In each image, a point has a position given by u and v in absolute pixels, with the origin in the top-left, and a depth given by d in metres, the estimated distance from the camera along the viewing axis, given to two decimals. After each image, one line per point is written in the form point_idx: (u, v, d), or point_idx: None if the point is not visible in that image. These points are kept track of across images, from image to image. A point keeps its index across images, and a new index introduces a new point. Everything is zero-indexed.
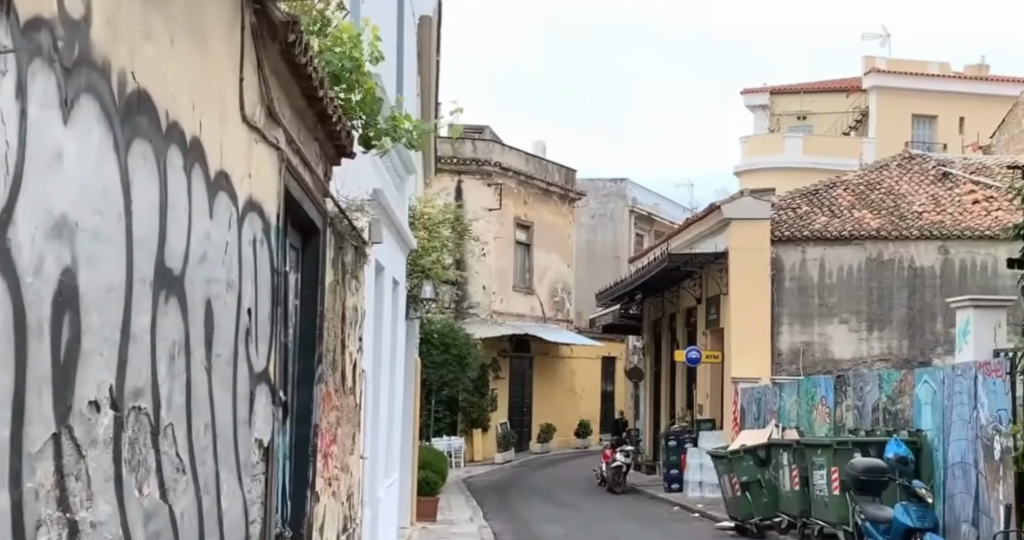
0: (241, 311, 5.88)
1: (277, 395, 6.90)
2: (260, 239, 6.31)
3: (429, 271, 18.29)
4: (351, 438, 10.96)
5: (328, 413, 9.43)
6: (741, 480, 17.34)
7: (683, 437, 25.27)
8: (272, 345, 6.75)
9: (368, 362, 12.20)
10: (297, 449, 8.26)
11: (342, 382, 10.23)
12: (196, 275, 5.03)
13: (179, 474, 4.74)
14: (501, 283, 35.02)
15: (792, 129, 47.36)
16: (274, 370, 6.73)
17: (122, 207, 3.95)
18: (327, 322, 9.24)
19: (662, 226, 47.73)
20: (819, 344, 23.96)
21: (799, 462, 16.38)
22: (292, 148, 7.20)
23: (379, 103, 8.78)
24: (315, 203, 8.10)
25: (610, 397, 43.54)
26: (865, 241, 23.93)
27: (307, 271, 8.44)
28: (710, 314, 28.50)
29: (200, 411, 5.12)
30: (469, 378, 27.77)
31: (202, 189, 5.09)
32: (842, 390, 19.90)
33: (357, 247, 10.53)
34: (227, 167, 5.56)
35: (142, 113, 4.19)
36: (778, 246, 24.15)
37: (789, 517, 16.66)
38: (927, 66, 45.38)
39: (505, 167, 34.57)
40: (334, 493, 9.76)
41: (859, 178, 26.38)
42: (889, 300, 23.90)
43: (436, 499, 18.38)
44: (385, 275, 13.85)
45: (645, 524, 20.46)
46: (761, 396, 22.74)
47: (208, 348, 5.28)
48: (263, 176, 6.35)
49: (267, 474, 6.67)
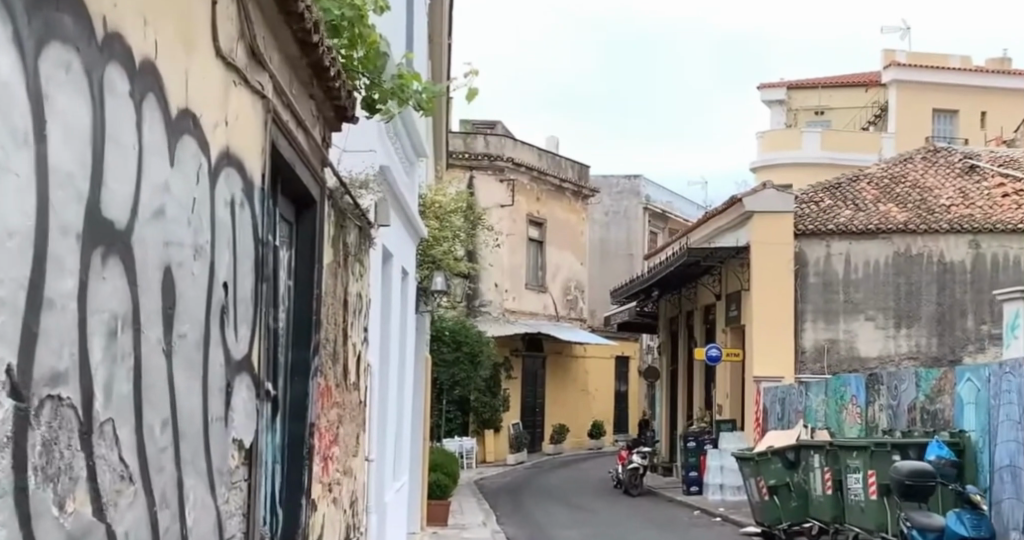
0: (213, 282, 4.89)
1: (262, 388, 5.87)
2: (239, 201, 5.32)
3: (440, 262, 17.39)
4: (355, 438, 9.95)
5: (328, 411, 8.44)
6: (768, 484, 16.21)
7: (702, 439, 24.18)
8: (258, 326, 5.76)
9: (374, 356, 11.14)
10: (290, 449, 7.25)
11: (342, 376, 9.17)
12: (149, 229, 4.00)
13: (124, 484, 3.73)
14: (513, 281, 34.07)
15: (809, 124, 46.33)
16: (257, 358, 5.71)
17: (29, 130, 3.00)
18: (325, 306, 8.20)
19: (676, 224, 46.69)
20: (845, 342, 22.86)
21: (831, 465, 15.31)
22: (282, 100, 6.17)
23: (384, 58, 7.76)
24: (310, 168, 7.09)
25: (624, 398, 42.48)
26: (892, 235, 22.87)
27: (302, 247, 7.41)
28: (730, 311, 27.49)
29: (156, 410, 4.10)
30: (481, 378, 26.73)
31: (159, 126, 4.08)
32: (874, 390, 18.89)
33: (362, 228, 9.52)
34: (193, 106, 4.54)
35: (64, 7, 3.18)
36: (801, 240, 23.01)
37: (820, 522, 15.59)
38: (948, 58, 43.64)
39: (517, 163, 33.57)
40: (333, 500, 8.72)
41: (882, 171, 25.34)
42: (918, 297, 22.84)
43: (447, 502, 17.34)
44: (393, 264, 12.80)
45: (666, 528, 19.41)
46: (785, 396, 21.68)
47: (168, 328, 4.26)
48: (244, 126, 5.34)
49: (249, 480, 5.67)
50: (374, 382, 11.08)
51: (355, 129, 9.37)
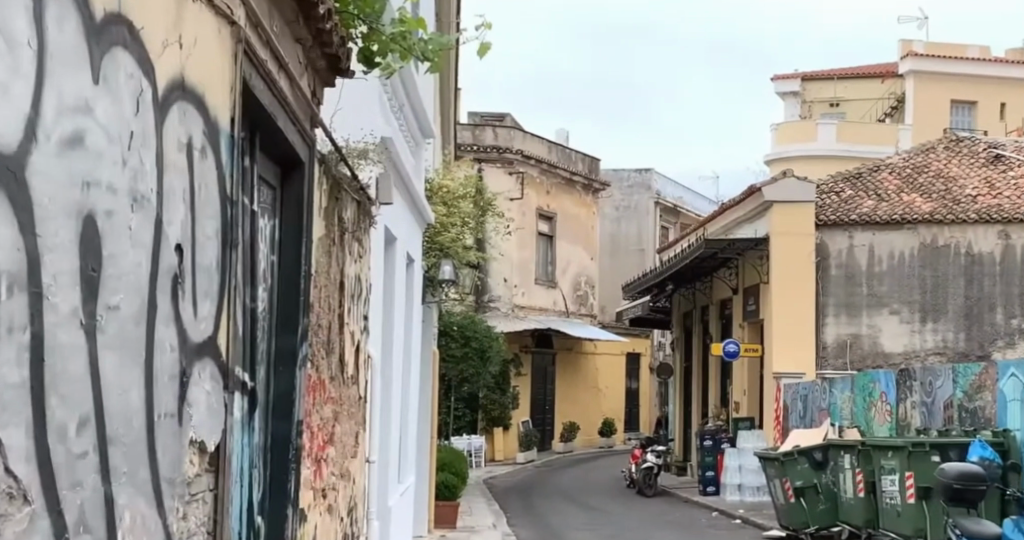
0: (161, 241, 3.86)
1: (231, 380, 4.85)
2: (200, 146, 4.29)
3: (448, 249, 16.44)
4: (355, 438, 8.94)
5: (322, 407, 7.45)
6: (795, 486, 15.09)
7: (719, 438, 22.96)
8: (228, 306, 4.75)
9: (376, 344, 10.08)
10: (274, 453, 6.22)
11: (340, 369, 8.19)
12: (57, 163, 3.02)
13: (10, 502, 2.80)
14: (523, 276, 33.04)
15: (823, 116, 45.22)
16: (223, 341, 4.68)
17: None
18: (317, 286, 7.16)
19: (688, 218, 45.60)
20: (868, 337, 21.78)
21: (863, 465, 14.16)
22: (259, 32, 5.13)
23: (384, 2, 6.69)
24: (298, 126, 6.07)
25: (635, 395, 41.36)
26: (918, 225, 21.79)
27: (288, 219, 6.38)
28: (748, 306, 26.44)
29: (71, 400, 3.10)
30: (491, 373, 25.60)
31: (71, 25, 3.06)
32: (905, 386, 17.85)
33: (359, 202, 8.50)
34: (127, 10, 3.51)
35: None
36: (823, 231, 21.95)
37: (851, 527, 14.48)
38: (967, 49, 42.64)
39: (526, 156, 32.53)
40: (328, 508, 7.74)
41: (902, 161, 24.29)
42: (945, 290, 21.74)
43: (455, 503, 16.29)
44: (395, 247, 11.76)
45: (685, 530, 18.37)
46: (808, 393, 20.59)
47: (91, 296, 3.24)
48: (204, 57, 4.31)
49: (216, 489, 4.66)
50: (376, 373, 10.02)
51: (350, 90, 8.29)
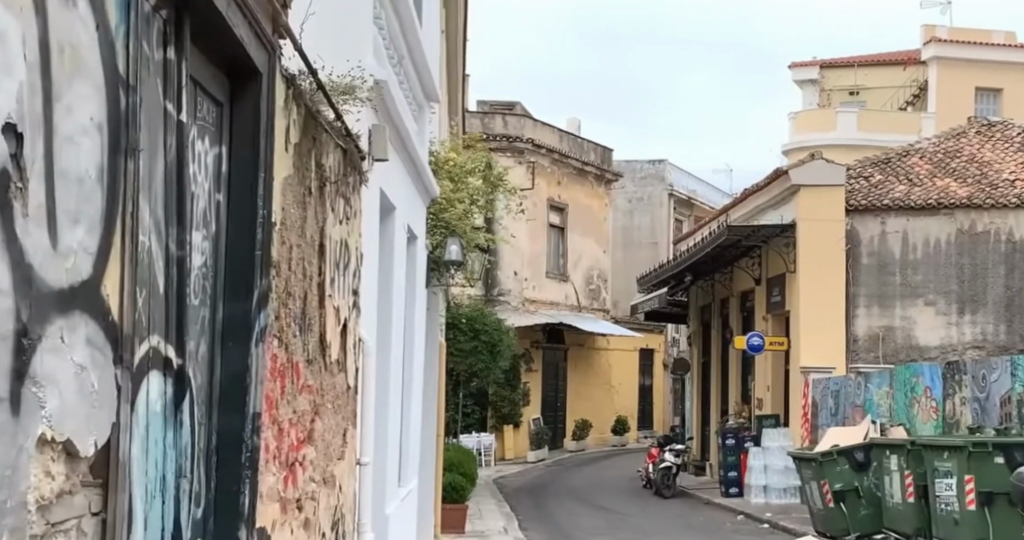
0: None
1: (128, 353, 3.33)
2: None
3: (453, 227, 14.98)
4: (338, 433, 7.36)
5: (295, 396, 5.92)
6: (834, 489, 13.38)
7: (742, 435, 21.26)
8: (124, 234, 3.20)
9: (365, 326, 8.47)
10: (219, 452, 4.70)
11: (321, 350, 6.66)
12: None
13: None
14: (534, 268, 31.47)
15: (842, 105, 43.54)
16: (113, 300, 3.14)
17: None
18: (285, 239, 5.59)
19: (702, 212, 43.94)
20: (902, 329, 20.10)
21: (914, 467, 12.23)
22: None
23: None
24: (249, 18, 4.52)
25: (649, 392, 39.75)
26: (956, 210, 20.11)
27: (239, 150, 4.82)
28: (772, 296, 24.85)
29: None
30: (501, 370, 23.77)
31: None
32: (954, 380, 16.27)
33: (346, 152, 7.03)
34: None
35: None
36: (853, 217, 20.25)
37: (900, 535, 12.70)
38: (992, 35, 40.90)
39: (537, 144, 30.94)
40: (303, 520, 6.20)
41: (933, 145, 22.66)
42: (984, 278, 20.07)
43: (462, 507, 14.74)
44: (391, 219, 10.20)
45: (709, 535, 16.78)
46: (840, 389, 18.96)
47: None
48: None
49: (103, 513, 3.16)
50: (370, 358, 8.43)
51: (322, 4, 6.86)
